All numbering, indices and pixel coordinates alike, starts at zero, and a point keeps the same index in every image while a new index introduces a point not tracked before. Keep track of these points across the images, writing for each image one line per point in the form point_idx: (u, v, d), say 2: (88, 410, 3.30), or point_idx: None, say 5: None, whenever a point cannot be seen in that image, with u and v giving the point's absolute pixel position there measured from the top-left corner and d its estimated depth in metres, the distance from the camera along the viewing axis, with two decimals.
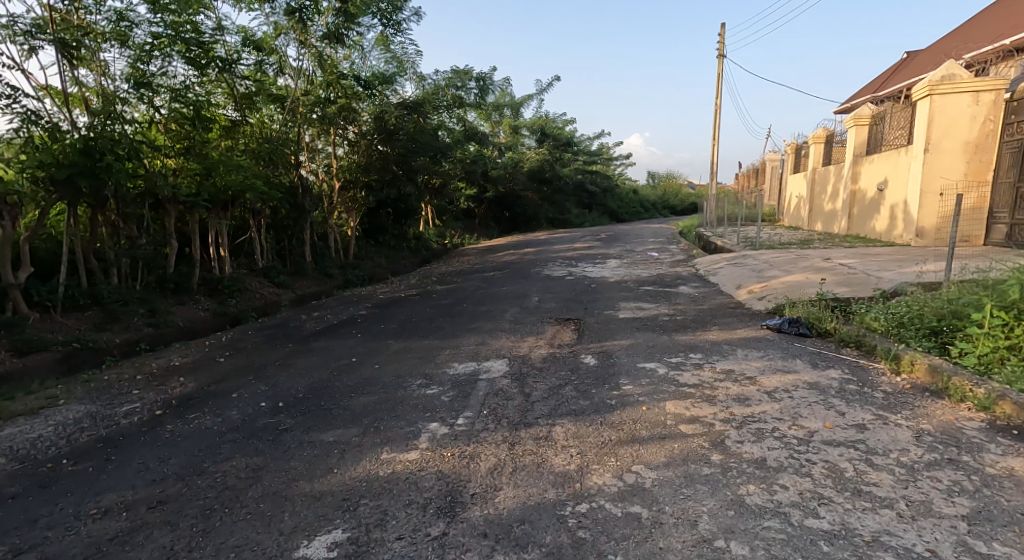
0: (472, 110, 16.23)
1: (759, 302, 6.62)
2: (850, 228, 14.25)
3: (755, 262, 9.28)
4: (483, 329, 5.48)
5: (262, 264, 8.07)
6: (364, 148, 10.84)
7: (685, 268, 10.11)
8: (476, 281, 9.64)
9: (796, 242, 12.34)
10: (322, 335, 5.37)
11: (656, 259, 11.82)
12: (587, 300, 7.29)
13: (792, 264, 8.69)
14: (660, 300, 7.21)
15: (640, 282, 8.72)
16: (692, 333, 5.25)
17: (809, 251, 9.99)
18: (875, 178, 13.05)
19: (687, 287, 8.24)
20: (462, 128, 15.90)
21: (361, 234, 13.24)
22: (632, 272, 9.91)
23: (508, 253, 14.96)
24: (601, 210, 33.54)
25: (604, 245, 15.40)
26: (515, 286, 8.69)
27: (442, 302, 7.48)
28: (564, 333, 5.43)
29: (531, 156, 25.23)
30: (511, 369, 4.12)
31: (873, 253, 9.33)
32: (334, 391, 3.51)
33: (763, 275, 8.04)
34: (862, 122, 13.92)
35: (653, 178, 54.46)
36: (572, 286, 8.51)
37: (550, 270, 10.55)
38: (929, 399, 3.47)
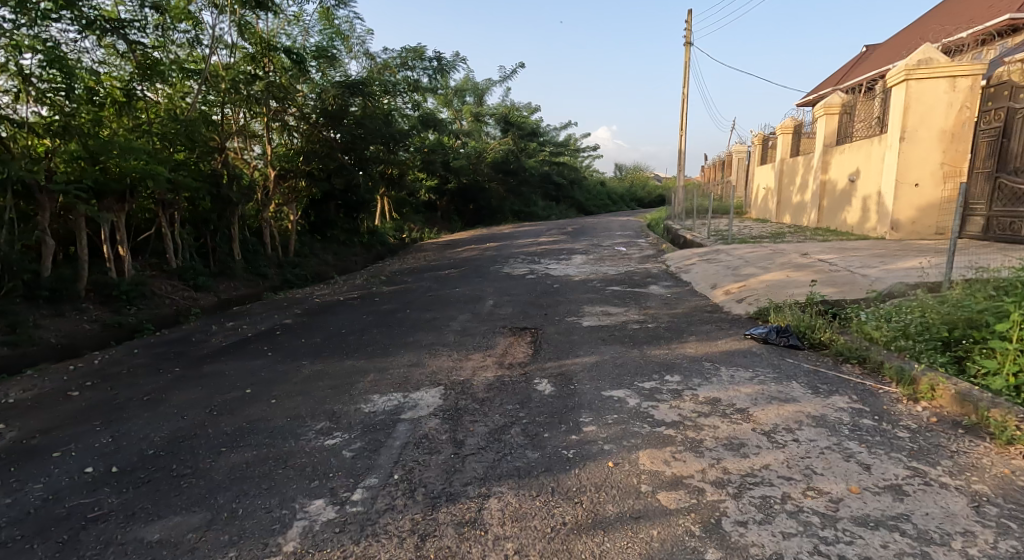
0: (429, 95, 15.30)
1: (737, 305, 5.92)
2: (820, 220, 13.75)
3: (729, 258, 8.62)
4: (422, 344, 4.61)
5: (176, 265, 7.07)
6: (305, 134, 9.93)
7: (655, 265, 9.40)
8: (428, 281, 8.76)
9: (768, 236, 11.79)
10: (226, 353, 4.46)
11: (624, 255, 11.10)
12: (547, 303, 6.49)
13: (769, 260, 8.04)
14: (628, 302, 6.46)
15: (606, 282, 7.97)
16: (666, 346, 4.50)
17: (785, 247, 9.39)
18: (846, 169, 12.54)
19: (658, 286, 7.52)
20: (418, 114, 14.95)
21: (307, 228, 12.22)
22: (598, 270, 9.16)
23: (468, 248, 14.07)
24: (567, 202, 32.85)
25: (569, 240, 14.64)
26: (470, 287, 7.83)
27: (383, 308, 6.58)
28: (517, 348, 4.59)
29: (494, 147, 24.33)
30: (445, 402, 3.27)
31: (851, 248, 8.78)
32: (198, 445, 2.64)
33: (739, 273, 7.36)
34: (833, 111, 13.41)
35: (621, 170, 54.17)
36: (532, 287, 7.68)
37: (510, 267, 9.71)
38: (967, 440, 2.73)
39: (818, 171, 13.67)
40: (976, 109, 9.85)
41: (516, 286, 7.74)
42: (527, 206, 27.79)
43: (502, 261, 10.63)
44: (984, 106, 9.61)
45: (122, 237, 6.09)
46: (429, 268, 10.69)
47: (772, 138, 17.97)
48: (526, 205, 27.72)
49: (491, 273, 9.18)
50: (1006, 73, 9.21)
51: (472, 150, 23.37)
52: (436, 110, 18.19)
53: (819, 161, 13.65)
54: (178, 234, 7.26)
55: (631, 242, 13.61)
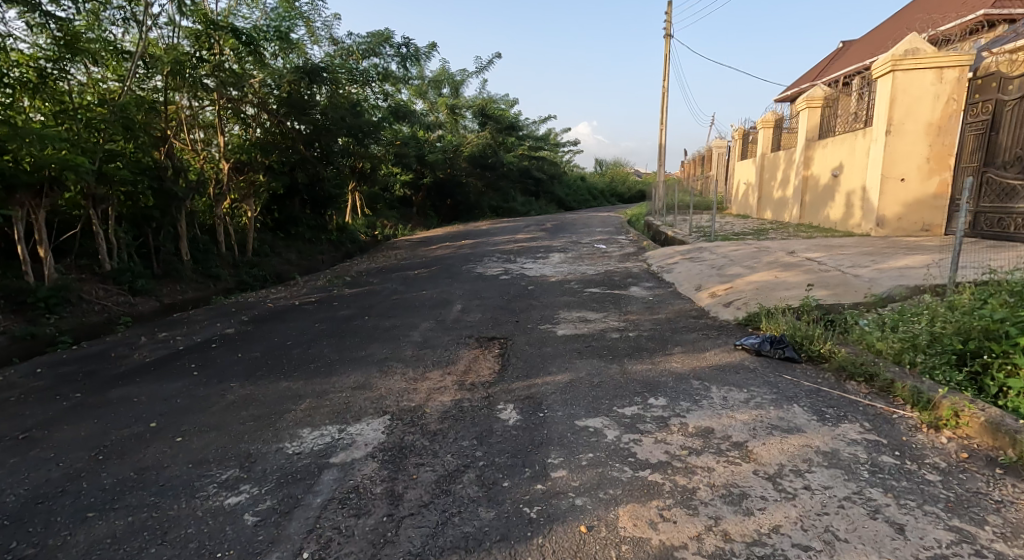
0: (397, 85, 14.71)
1: (724, 309, 5.46)
2: (802, 217, 13.39)
3: (713, 256, 8.18)
4: (374, 360, 4.05)
5: (109, 268, 6.43)
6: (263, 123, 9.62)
7: (635, 264, 8.94)
8: (394, 282, 8.18)
9: (751, 232, 11.43)
10: (146, 372, 3.89)
11: (603, 253, 10.63)
12: (519, 308, 5.96)
13: (756, 258, 7.62)
14: (607, 306, 5.96)
15: (583, 282, 7.48)
16: (648, 361, 4.01)
17: (770, 244, 8.99)
18: (828, 163, 12.16)
19: (639, 287, 7.04)
20: (387, 105, 14.35)
21: (268, 226, 11.64)
22: (576, 269, 8.66)
23: (441, 246, 13.47)
24: (547, 197, 32.33)
25: (547, 237, 14.13)
26: (437, 289, 7.28)
27: (340, 314, 6.00)
28: (482, 364, 4.06)
29: (471, 140, 23.68)
30: (389, 438, 2.73)
31: (838, 246, 8.39)
32: (61, 510, 2.14)
33: (724, 273, 6.91)
34: (815, 104, 12.99)
35: (601, 165, 53.89)
36: (505, 289, 7.15)
37: (483, 267, 9.17)
38: (1009, 483, 2.28)
39: (800, 165, 13.28)
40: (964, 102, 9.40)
41: (487, 288, 7.20)
42: (506, 201, 27.21)
43: (475, 260, 10.07)
44: (971, 97, 9.12)
45: (41, 236, 5.49)
46: (397, 268, 10.08)
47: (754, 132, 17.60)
48: (505, 200, 27.14)
49: (462, 274, 8.64)
50: (994, 64, 8.75)
51: (448, 144, 22.71)
52: (409, 101, 17.52)
53: (801, 155, 13.25)
54: (113, 233, 6.62)
55: (610, 239, 13.15)
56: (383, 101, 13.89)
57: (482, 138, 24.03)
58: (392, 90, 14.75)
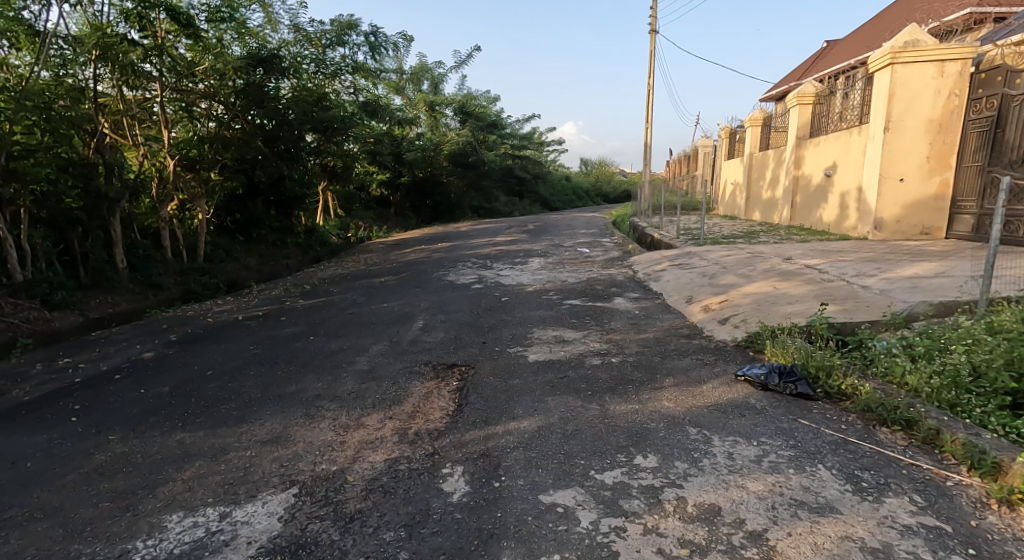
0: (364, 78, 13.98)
1: (719, 326, 4.81)
2: (793, 218, 12.68)
3: (702, 263, 7.56)
4: (303, 398, 3.35)
5: (21, 279, 5.65)
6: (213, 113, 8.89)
7: (620, 270, 8.30)
8: (356, 292, 7.46)
9: (741, 234, 10.86)
10: (20, 414, 3.18)
11: (586, 257, 9.97)
12: (488, 326, 5.28)
13: (750, 265, 7.00)
14: (587, 323, 5.29)
15: (562, 292, 6.81)
16: (635, 398, 3.35)
17: (763, 249, 8.40)
18: (821, 163, 11.38)
19: (623, 299, 6.39)
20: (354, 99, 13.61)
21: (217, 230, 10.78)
22: (556, 276, 8.00)
23: (415, 250, 12.74)
24: (531, 197, 31.68)
25: (528, 240, 13.44)
26: (401, 301, 6.57)
27: (285, 333, 5.27)
28: (434, 402, 3.37)
29: (451, 138, 22.95)
30: (284, 533, 2.03)
31: (835, 251, 7.81)
32: None
33: (717, 283, 6.27)
34: (807, 101, 12.25)
35: (587, 166, 53.46)
36: (476, 301, 6.46)
37: (456, 274, 8.46)
38: None
39: (792, 164, 12.56)
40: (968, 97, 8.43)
41: (456, 300, 6.51)
42: (488, 201, 26.51)
43: (448, 267, 9.36)
44: (974, 93, 8.38)
45: None
46: (363, 275, 9.34)
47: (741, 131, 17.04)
48: (487, 200, 26.43)
49: (432, 282, 7.95)
50: (999, 56, 8.00)
51: (427, 141, 21.94)
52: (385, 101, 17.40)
53: (793, 154, 12.50)
54: (27, 238, 5.80)
55: (594, 241, 12.50)
56: (345, 92, 13.24)
57: (463, 136, 23.29)
58: (359, 83, 14.05)
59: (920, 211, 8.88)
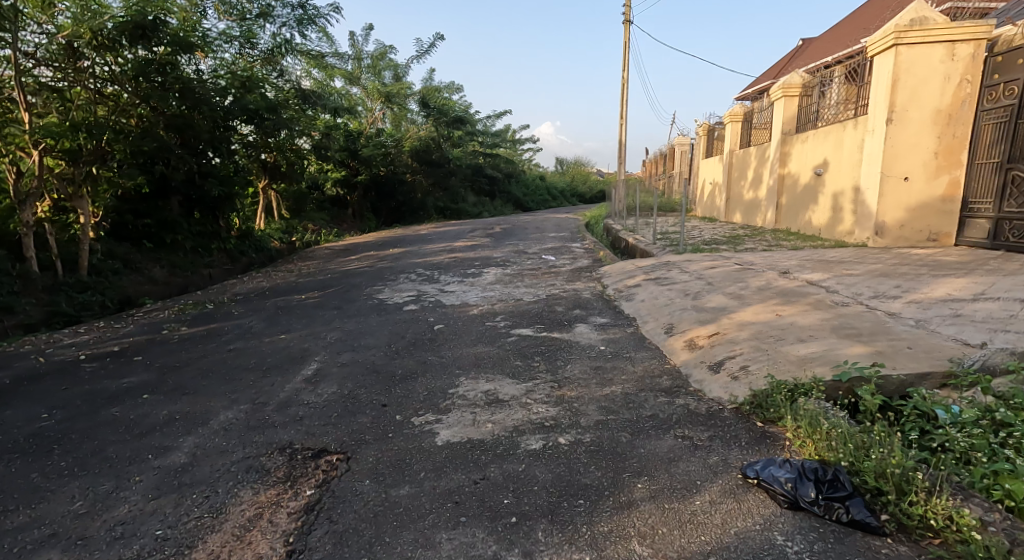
0: (296, 57, 13.00)
1: (710, 373, 3.51)
2: (777, 222, 11.06)
3: (683, 277, 6.29)
4: (16, 547, 2.06)
5: None
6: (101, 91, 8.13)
7: (586, 285, 7.03)
8: (259, 319, 6.02)
9: (724, 239, 9.72)
10: None
11: (550, 267, 8.66)
12: (401, 374, 3.90)
13: (740, 279, 5.76)
14: (533, 367, 3.95)
15: (511, 317, 5.47)
16: (584, 535, 2.03)
17: (750, 258, 7.21)
18: (809, 161, 9.72)
19: (586, 326, 5.08)
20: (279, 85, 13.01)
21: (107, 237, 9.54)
22: (509, 293, 6.65)
23: (359, 258, 11.27)
24: (504, 197, 30.44)
25: (489, 245, 12.06)
26: (305, 332, 5.16)
27: (118, 386, 3.90)
28: (248, 549, 2.02)
29: (414, 133, 21.59)
30: None
31: (836, 259, 6.60)
32: None
33: (701, 304, 5.00)
34: (792, 93, 10.60)
35: (563, 164, 52.55)
36: (401, 332, 5.06)
37: (390, 292, 7.04)
38: None
39: (776, 162, 10.93)
40: (984, 83, 6.73)
41: (375, 330, 5.11)
42: (455, 201, 25.19)
43: (386, 281, 7.95)
44: (988, 79, 6.72)
45: None
46: (284, 292, 7.91)
47: (720, 127, 15.82)
48: (454, 199, 25.12)
49: (359, 302, 6.54)
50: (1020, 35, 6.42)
51: (386, 137, 20.52)
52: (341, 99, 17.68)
53: (779, 151, 10.82)
54: None
55: (562, 247, 11.24)
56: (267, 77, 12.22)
57: (426, 131, 21.91)
58: (283, 67, 12.83)
59: (926, 214, 7.16)
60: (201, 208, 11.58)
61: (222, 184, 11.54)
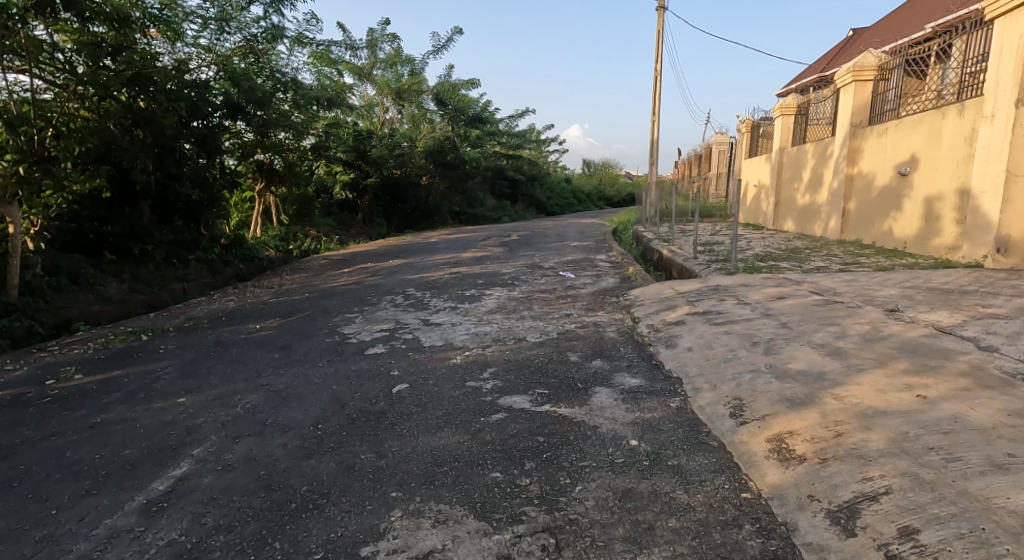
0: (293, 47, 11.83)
1: (840, 534, 1.90)
2: (844, 231, 9.29)
3: (745, 312, 4.65)
4: None
5: None
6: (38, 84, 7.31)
7: (611, 317, 5.45)
8: (178, 363, 4.57)
9: (782, 254, 8.04)
10: None
11: (567, 288, 7.12)
12: (302, 497, 2.38)
13: (828, 320, 4.11)
14: (521, 488, 2.38)
15: (505, 375, 3.92)
16: None
17: (826, 283, 5.53)
18: (890, 158, 7.95)
19: (610, 393, 3.51)
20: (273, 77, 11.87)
21: (55, 246, 8.39)
22: (511, 330, 5.10)
23: (350, 271, 9.88)
24: (526, 201, 28.99)
25: (501, 256, 10.57)
26: (215, 394, 3.68)
27: None
28: None
29: (429, 133, 20.29)
30: None
31: (951, 288, 4.89)
32: None
33: (782, 365, 3.37)
34: (864, 77, 8.81)
35: (589, 166, 51.03)
36: (345, 398, 3.55)
37: (361, 323, 5.56)
38: None
39: (844, 160, 9.14)
40: None
41: (309, 394, 3.61)
42: (472, 205, 23.86)
43: (365, 306, 6.48)
44: None
45: None
46: (242, 318, 6.51)
47: (766, 124, 14.06)
48: (471, 203, 23.77)
49: (317, 339, 5.07)
50: None
51: (399, 138, 19.23)
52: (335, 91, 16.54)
53: (847, 147, 9.05)
54: None
55: (584, 260, 9.70)
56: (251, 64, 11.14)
57: (442, 131, 20.59)
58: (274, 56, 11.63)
59: None
60: (181, 215, 10.42)
61: (199, 187, 10.39)
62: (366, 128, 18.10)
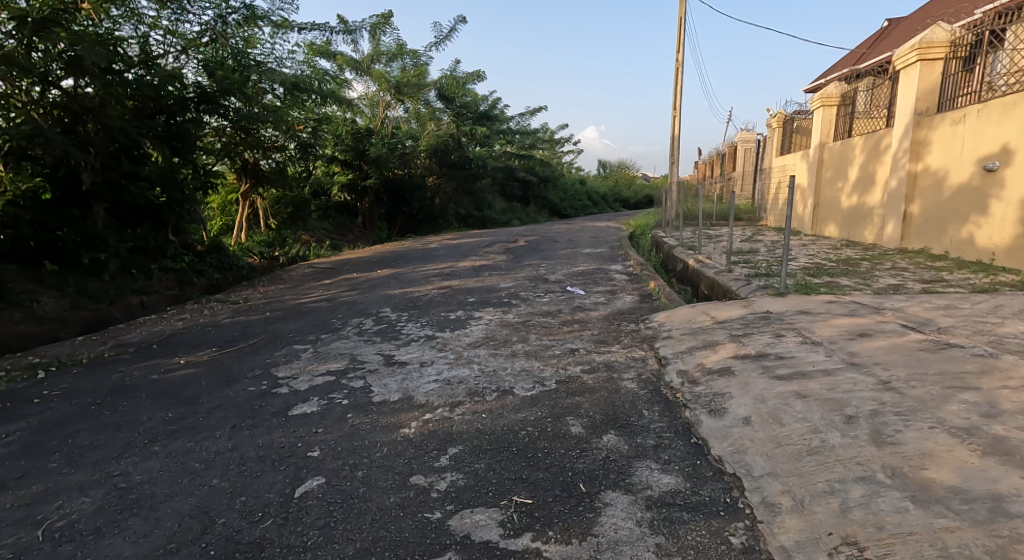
0: (277, 34, 10.73)
1: None
2: (903, 239, 7.92)
3: (819, 360, 3.32)
4: None
5: None
6: None
7: (629, 357, 4.15)
8: (39, 423, 3.36)
9: (836, 267, 6.67)
10: None
11: (576, 310, 5.83)
12: None
13: (953, 378, 2.79)
14: None
15: (472, 460, 2.65)
16: None
17: (915, 312, 4.19)
18: (970, 151, 6.65)
19: (633, 508, 2.22)
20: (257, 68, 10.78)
21: None
22: (497, 377, 3.82)
23: (330, 284, 8.68)
24: (538, 203, 27.68)
25: (503, 266, 9.30)
26: (37, 494, 2.45)
27: None
28: None
29: (433, 130, 19.10)
30: None
31: None
32: None
33: (912, 472, 2.07)
34: (933, 56, 7.45)
35: (604, 167, 49.67)
36: (217, 510, 2.30)
37: (305, 361, 4.32)
38: None
39: (905, 155, 7.78)
40: None
41: (168, 498, 2.37)
42: (480, 208, 22.63)
43: (323, 334, 5.24)
44: None
45: None
46: (173, 347, 5.30)
47: (801, 118, 12.64)
48: (479, 205, 22.54)
49: (240, 384, 3.83)
50: None
51: (401, 136, 18.05)
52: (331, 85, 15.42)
53: (910, 139, 7.68)
54: None
55: (598, 271, 8.39)
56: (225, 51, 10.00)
57: (446, 128, 19.40)
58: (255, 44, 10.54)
59: None
60: (148, 221, 9.18)
61: (164, 187, 9.11)
62: (365, 125, 16.96)
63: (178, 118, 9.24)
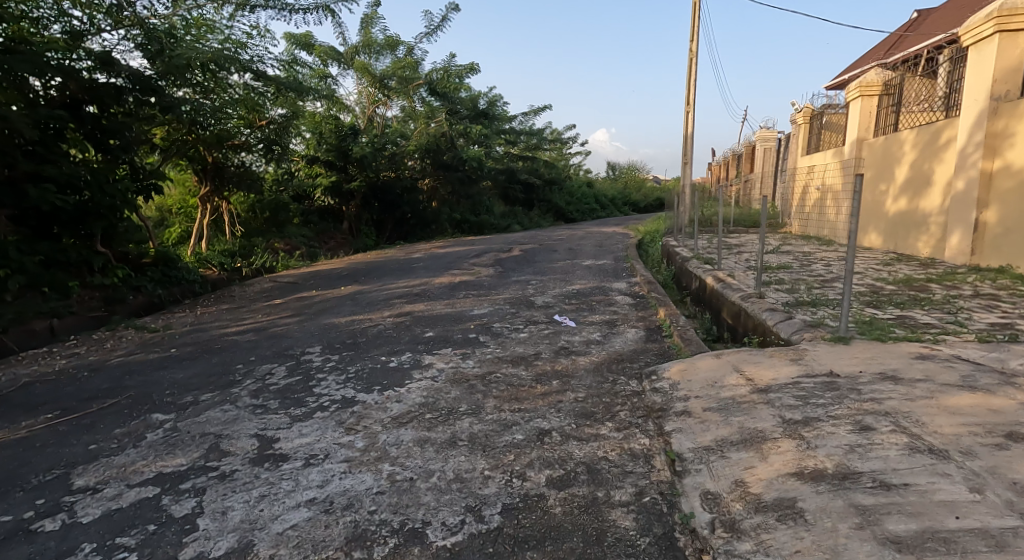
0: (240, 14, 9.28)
1: None
2: (977, 255, 6.34)
3: (962, 503, 1.84)
4: None
5: None
6: None
7: (627, 454, 2.69)
8: None
9: (903, 293, 5.17)
10: None
11: (560, 353, 4.37)
12: None
13: None
14: None
15: None
16: None
17: None
18: None
19: None
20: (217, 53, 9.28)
21: None
22: (411, 498, 2.37)
23: (277, 306, 7.28)
24: (542, 207, 26.28)
25: (485, 283, 7.87)
26: None
27: None
28: None
29: (424, 129, 17.70)
30: None
31: None
32: None
33: None
34: (1013, 27, 5.96)
35: (613, 169, 48.26)
36: None
37: (141, 451, 2.90)
38: None
39: (978, 150, 6.26)
40: None
41: None
42: (478, 213, 21.25)
43: (206, 393, 3.80)
44: None
45: None
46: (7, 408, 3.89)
47: (830, 113, 11.12)
48: (477, 210, 21.16)
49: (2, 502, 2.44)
50: None
51: (390, 136, 16.69)
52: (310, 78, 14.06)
53: (985, 131, 6.17)
54: None
55: (596, 291, 6.94)
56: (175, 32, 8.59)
57: (439, 126, 18.00)
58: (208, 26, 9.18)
59: None
60: (67, 228, 7.52)
61: (92, 190, 7.42)
62: (350, 122, 15.61)
63: (110, 110, 7.74)
